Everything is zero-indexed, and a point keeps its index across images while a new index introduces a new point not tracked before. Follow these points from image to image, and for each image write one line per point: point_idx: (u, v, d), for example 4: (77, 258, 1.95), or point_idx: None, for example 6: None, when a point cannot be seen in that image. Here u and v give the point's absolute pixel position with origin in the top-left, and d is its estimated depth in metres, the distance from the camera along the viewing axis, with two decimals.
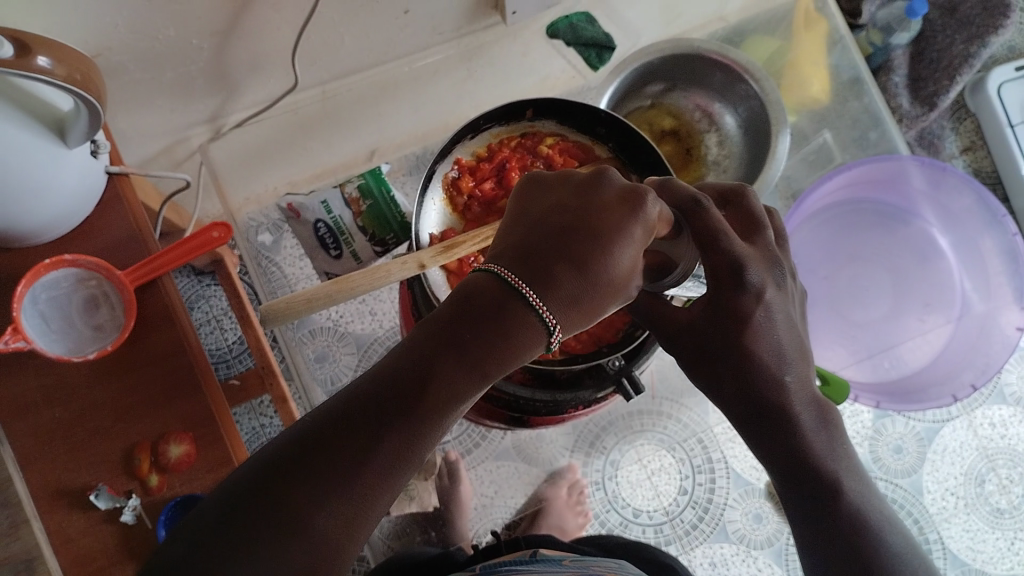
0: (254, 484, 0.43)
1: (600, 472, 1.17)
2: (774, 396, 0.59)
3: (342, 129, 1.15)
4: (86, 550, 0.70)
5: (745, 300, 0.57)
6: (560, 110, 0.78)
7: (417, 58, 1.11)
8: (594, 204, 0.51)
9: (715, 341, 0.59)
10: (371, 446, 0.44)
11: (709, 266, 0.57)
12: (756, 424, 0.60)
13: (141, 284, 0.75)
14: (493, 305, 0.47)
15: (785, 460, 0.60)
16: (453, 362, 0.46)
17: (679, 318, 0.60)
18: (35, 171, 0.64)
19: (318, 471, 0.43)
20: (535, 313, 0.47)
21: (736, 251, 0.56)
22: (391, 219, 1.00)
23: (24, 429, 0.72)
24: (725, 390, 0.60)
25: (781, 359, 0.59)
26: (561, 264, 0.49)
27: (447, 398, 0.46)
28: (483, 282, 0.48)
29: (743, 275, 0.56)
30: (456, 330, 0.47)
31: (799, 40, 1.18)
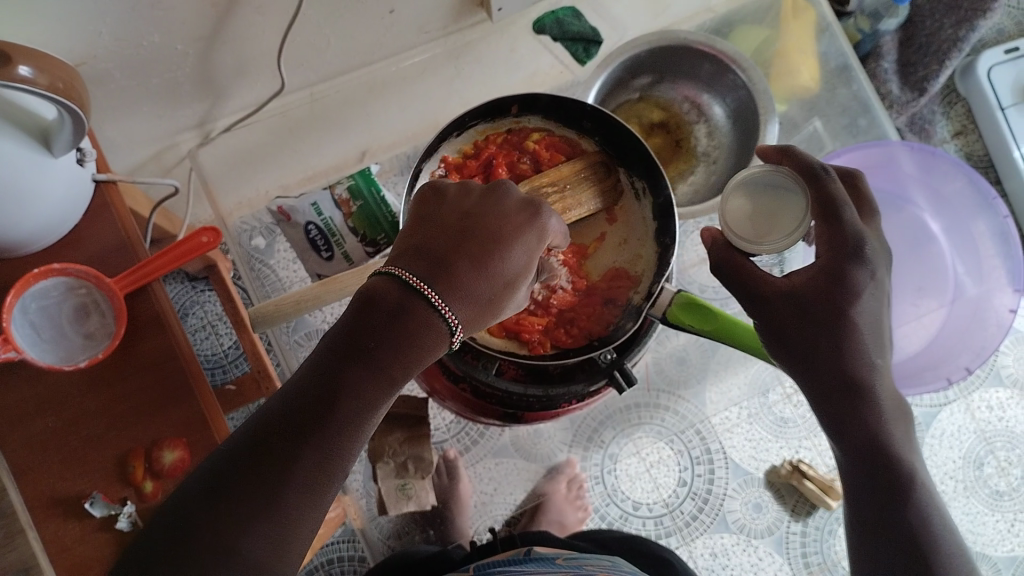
0: (194, 505, 0.47)
1: (598, 467, 1.17)
2: (863, 374, 0.62)
3: (331, 131, 1.14)
4: (82, 558, 0.70)
5: (858, 275, 0.61)
6: (545, 105, 0.77)
7: (404, 57, 1.11)
8: (492, 215, 0.56)
9: (816, 310, 0.62)
10: (297, 454, 0.48)
11: (831, 236, 0.62)
12: (836, 397, 0.63)
13: (131, 292, 0.74)
14: (396, 309, 0.51)
15: (855, 435, 0.64)
16: (365, 367, 0.50)
17: (777, 284, 0.63)
18: (20, 181, 0.64)
19: (252, 485, 0.47)
20: (435, 310, 0.51)
21: (856, 226, 0.62)
22: (381, 220, 1.00)
23: (16, 440, 0.72)
24: (813, 361, 0.63)
25: (877, 342, 0.63)
26: (460, 263, 0.53)
27: (364, 400, 0.50)
28: (385, 287, 0.52)
29: (861, 252, 0.62)
30: (362, 337, 0.51)
31: (787, 30, 1.17)
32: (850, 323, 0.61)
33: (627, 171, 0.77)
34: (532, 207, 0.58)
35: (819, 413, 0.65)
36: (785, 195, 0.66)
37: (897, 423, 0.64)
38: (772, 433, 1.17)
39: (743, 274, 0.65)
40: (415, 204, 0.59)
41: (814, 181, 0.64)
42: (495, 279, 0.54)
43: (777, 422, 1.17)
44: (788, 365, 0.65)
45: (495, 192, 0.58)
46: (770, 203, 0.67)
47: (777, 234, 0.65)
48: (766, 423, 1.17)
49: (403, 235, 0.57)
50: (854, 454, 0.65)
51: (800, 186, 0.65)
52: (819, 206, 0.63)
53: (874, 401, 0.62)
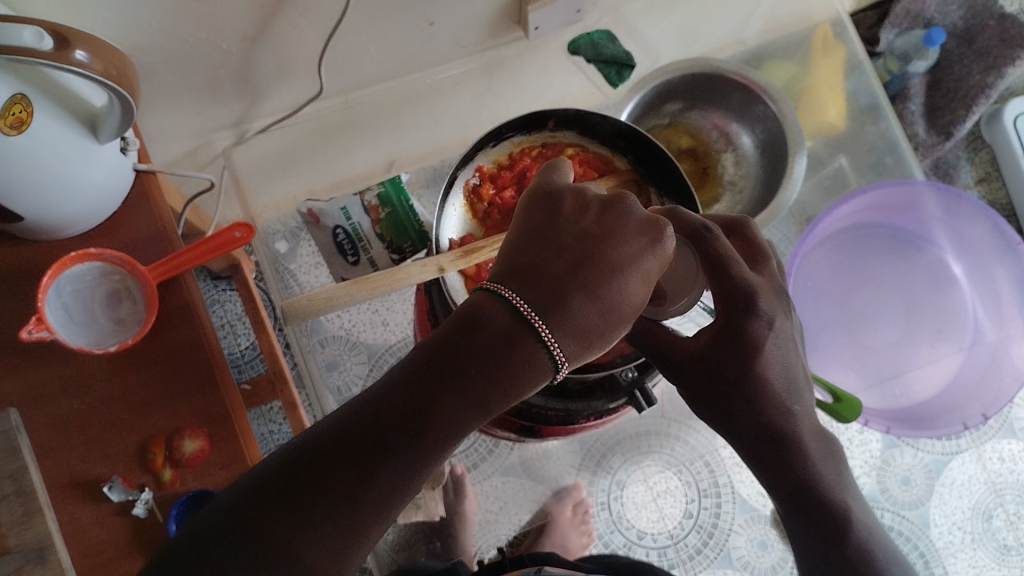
0: (268, 497, 0.46)
1: (605, 493, 1.17)
2: (784, 426, 0.61)
3: (361, 138, 1.16)
4: (95, 542, 0.71)
5: (756, 327, 0.59)
6: (582, 120, 0.75)
7: (440, 71, 1.14)
8: (615, 236, 0.51)
9: (724, 369, 0.60)
10: (374, 471, 0.46)
11: (721, 294, 0.59)
12: (760, 451, 0.63)
13: (164, 281, 0.76)
14: (501, 336, 0.48)
15: (787, 479, 0.63)
16: (458, 396, 0.47)
17: (686, 346, 0.61)
18: (66, 164, 0.66)
19: (311, 505, 0.46)
20: (545, 349, 0.48)
21: (747, 280, 0.58)
22: (408, 228, 1.01)
23: (40, 419, 0.72)
24: (732, 418, 0.62)
25: (793, 391, 0.62)
26: (578, 292, 0.49)
27: (447, 435, 0.47)
28: (490, 308, 0.48)
29: (756, 305, 0.58)
30: (460, 361, 0.47)
31: (816, 67, 1.19)
32: (759, 379, 0.60)
33: (658, 192, 0.74)
34: (655, 229, 0.52)
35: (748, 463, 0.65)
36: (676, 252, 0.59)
37: (823, 459, 0.64)
38: None
39: (657, 340, 0.62)
40: (526, 203, 0.54)
41: (698, 241, 0.57)
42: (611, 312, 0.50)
43: None
44: (713, 421, 0.64)
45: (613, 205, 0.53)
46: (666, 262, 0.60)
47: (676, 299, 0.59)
48: None
49: (515, 242, 0.52)
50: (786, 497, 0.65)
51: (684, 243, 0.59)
52: (708, 265, 0.58)
53: (799, 449, 0.62)
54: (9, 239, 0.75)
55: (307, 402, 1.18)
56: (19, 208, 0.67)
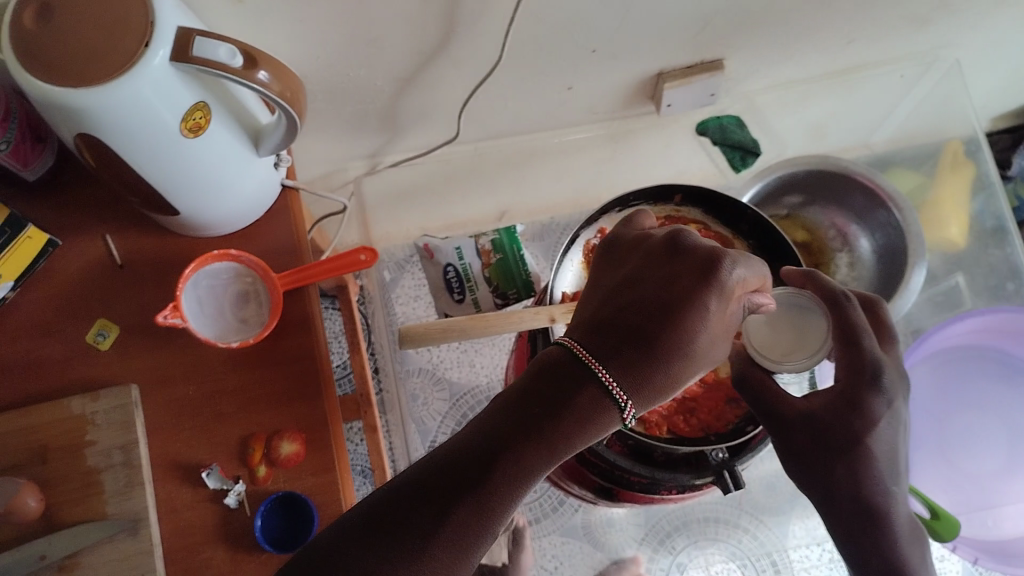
0: (353, 532, 0.49)
1: (664, 572, 1.16)
2: (879, 501, 0.62)
3: (486, 187, 1.23)
4: (185, 523, 0.75)
5: (875, 402, 0.62)
6: (709, 199, 0.77)
7: (568, 133, 1.17)
8: (668, 283, 0.56)
9: (833, 434, 0.62)
10: (449, 509, 0.49)
11: (848, 363, 0.64)
12: (851, 524, 0.63)
13: (290, 290, 0.81)
14: (564, 380, 0.53)
15: (872, 556, 0.63)
16: (524, 436, 0.51)
17: (796, 405, 0.65)
18: (225, 169, 0.71)
19: (393, 546, 0.48)
20: (606, 390, 0.52)
21: (875, 355, 0.63)
22: (516, 276, 1.05)
23: (158, 399, 0.78)
24: (829, 484, 0.63)
25: (894, 472, 0.63)
26: (631, 342, 0.54)
27: (519, 475, 0.50)
28: (557, 357, 0.54)
29: (880, 379, 0.63)
30: (527, 405, 0.52)
31: (943, 180, 1.19)
32: (867, 451, 0.62)
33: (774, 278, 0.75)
34: (711, 267, 0.56)
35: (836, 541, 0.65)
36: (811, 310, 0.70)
37: (911, 546, 0.63)
38: None
39: (768, 393, 0.66)
40: (595, 266, 0.62)
41: (836, 307, 0.66)
42: (666, 352, 0.54)
43: None
44: (806, 488, 0.65)
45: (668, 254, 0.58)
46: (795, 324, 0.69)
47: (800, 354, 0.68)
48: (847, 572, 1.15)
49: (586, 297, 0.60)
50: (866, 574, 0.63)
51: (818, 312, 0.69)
52: (839, 332, 0.65)
53: (890, 527, 0.62)
54: (163, 232, 0.82)
55: (387, 429, 1.21)
56: (179, 202, 0.73)
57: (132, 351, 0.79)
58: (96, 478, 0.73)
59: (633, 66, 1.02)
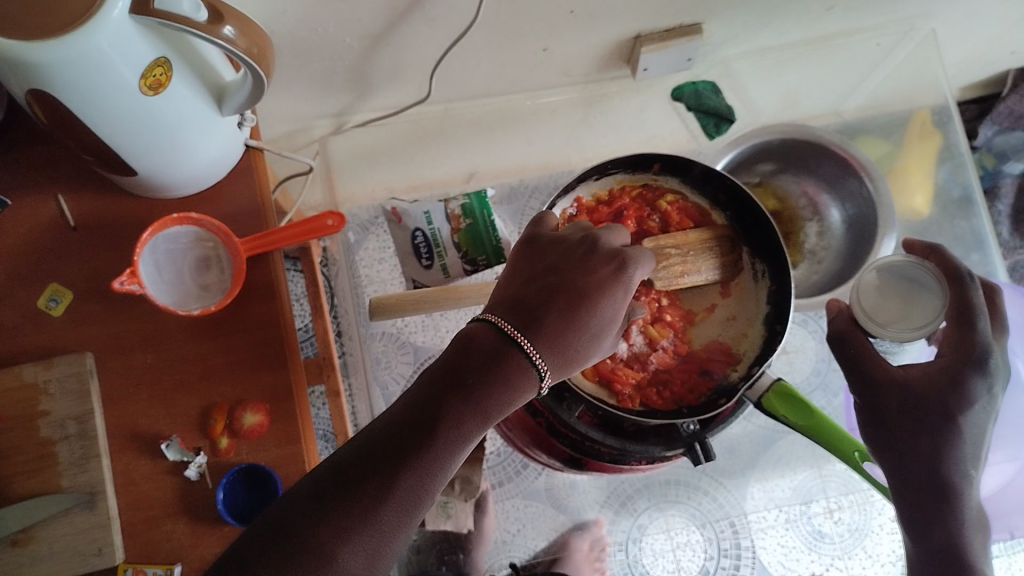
0: (299, 509, 0.49)
1: (625, 534, 1.17)
2: (957, 481, 0.66)
3: (452, 147, 1.19)
4: (144, 495, 0.72)
5: (974, 386, 0.68)
6: (687, 169, 0.75)
7: (542, 95, 1.15)
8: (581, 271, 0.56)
9: (924, 406, 0.68)
10: (394, 477, 0.50)
11: (957, 344, 0.71)
12: (922, 496, 0.67)
13: (253, 255, 0.78)
14: (490, 353, 0.53)
15: (937, 534, 0.66)
16: (462, 405, 0.52)
17: (895, 374, 0.71)
18: (186, 128, 0.68)
19: (344, 513, 0.49)
20: (529, 358, 0.53)
21: (985, 338, 0.71)
22: (486, 243, 1.03)
23: (113, 368, 0.75)
24: (910, 454, 0.68)
25: (974, 456, 0.68)
26: (550, 319, 0.54)
27: (457, 440, 0.51)
28: (482, 333, 0.54)
29: (983, 367, 0.69)
30: (460, 376, 0.52)
31: (910, 149, 1.20)
32: (957, 429, 0.67)
33: (751, 251, 0.73)
34: (620, 266, 0.57)
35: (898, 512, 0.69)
36: (920, 291, 0.81)
37: (976, 535, 0.67)
38: (807, 545, 1.16)
39: (865, 352, 0.75)
40: (516, 252, 0.61)
41: (958, 283, 0.75)
42: (582, 329, 0.55)
43: (813, 534, 1.17)
44: (883, 459, 0.70)
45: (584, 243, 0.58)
46: (907, 294, 0.82)
47: (901, 324, 0.80)
48: (803, 532, 1.17)
49: (503, 277, 0.59)
50: (931, 552, 0.67)
51: (934, 286, 0.79)
52: (956, 306, 0.74)
53: (960, 507, 0.66)
54: (119, 193, 0.78)
55: (351, 393, 1.19)
56: (136, 163, 0.69)
57: (85, 318, 0.75)
58: (50, 450, 0.71)
59: (610, 29, 0.99)
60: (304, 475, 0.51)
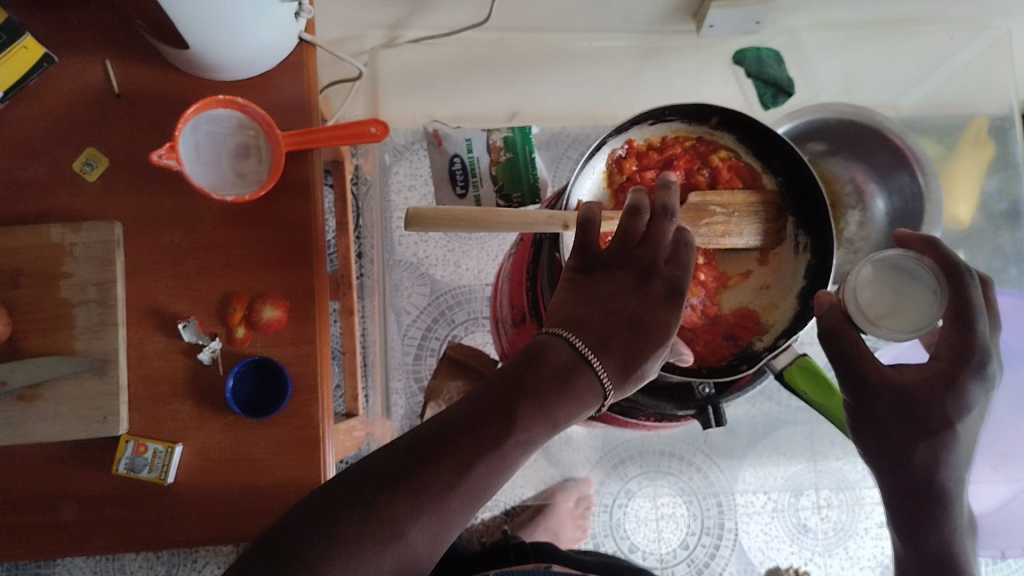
0: (370, 488, 0.46)
1: (611, 496, 1.17)
2: (950, 487, 0.62)
3: (497, 80, 1.16)
4: (155, 372, 0.72)
5: (973, 386, 0.62)
6: (746, 128, 0.73)
7: (600, 39, 1.14)
8: (635, 298, 0.52)
9: (923, 411, 0.61)
10: (463, 472, 0.46)
11: (957, 345, 0.63)
12: (914, 502, 0.62)
13: (292, 151, 0.76)
14: (561, 370, 0.48)
15: (930, 539, 0.63)
16: (536, 410, 0.47)
17: (890, 375, 0.62)
18: (242, 6, 0.65)
19: (418, 489, 0.45)
20: (598, 379, 0.49)
21: (985, 340, 0.64)
22: (523, 180, 1.01)
23: (141, 241, 0.74)
24: (904, 461, 0.62)
25: (967, 458, 0.62)
26: (615, 340, 0.50)
27: (531, 440, 0.47)
28: (556, 345, 0.49)
29: (982, 368, 0.62)
30: (534, 382, 0.48)
31: (962, 155, 1.14)
32: (955, 435, 0.61)
33: (796, 221, 0.72)
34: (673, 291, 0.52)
35: (885, 509, 0.65)
36: (909, 282, 0.73)
37: (964, 539, 0.64)
38: (789, 536, 1.16)
39: (856, 353, 0.64)
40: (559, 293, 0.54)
41: (957, 283, 0.67)
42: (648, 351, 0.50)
43: (797, 527, 1.17)
44: (871, 457, 0.64)
45: (635, 272, 0.53)
46: (898, 284, 0.73)
47: (891, 321, 0.71)
48: (787, 523, 1.17)
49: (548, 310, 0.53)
50: (921, 559, 0.63)
51: (926, 279, 0.71)
52: (955, 308, 0.66)
53: (951, 512, 0.63)
54: (168, 67, 0.77)
55: (364, 314, 1.19)
56: (189, 35, 0.67)
57: (118, 187, 0.75)
58: (68, 313, 0.70)
59: None
60: (369, 452, 0.48)
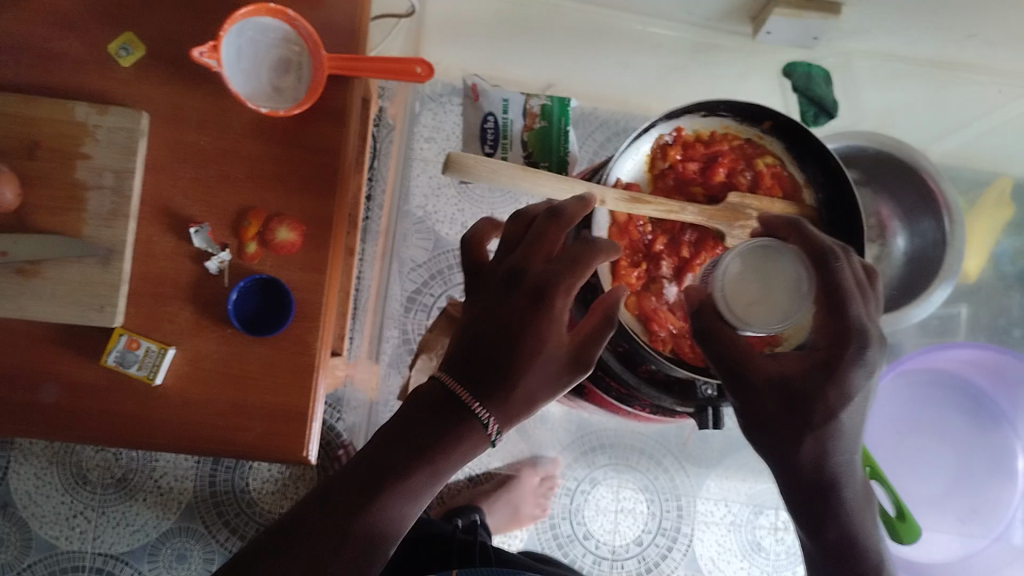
0: (263, 553, 0.47)
1: (575, 482, 1.18)
2: (839, 473, 0.56)
3: (540, 48, 1.13)
4: (159, 271, 0.70)
5: (856, 368, 0.55)
6: (797, 138, 0.71)
7: (653, 24, 1.10)
8: (502, 307, 0.53)
9: (801, 399, 0.55)
10: (350, 522, 0.48)
11: (831, 330, 0.56)
12: (808, 497, 0.56)
13: (334, 76, 0.74)
14: (437, 412, 0.51)
15: (828, 531, 0.56)
16: (413, 455, 0.50)
17: (767, 368, 0.56)
18: None
19: (310, 547, 0.47)
20: (477, 418, 0.51)
21: (863, 322, 0.56)
22: (553, 151, 0.98)
23: (166, 138, 0.72)
24: (792, 459, 0.55)
25: (856, 437, 0.56)
26: (488, 365, 0.52)
27: (414, 487, 0.49)
28: (429, 394, 0.52)
29: (864, 346, 0.55)
30: (413, 430, 0.51)
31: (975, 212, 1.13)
32: (840, 426, 0.54)
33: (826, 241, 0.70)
34: (544, 295, 0.53)
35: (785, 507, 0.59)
36: (775, 264, 0.63)
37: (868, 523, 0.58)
38: (741, 551, 1.17)
39: (736, 350, 0.58)
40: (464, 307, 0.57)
41: (822, 266, 0.58)
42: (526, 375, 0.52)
43: (751, 544, 1.17)
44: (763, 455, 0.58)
45: (508, 277, 0.54)
46: (762, 266, 0.63)
47: (760, 311, 0.61)
48: (741, 538, 1.17)
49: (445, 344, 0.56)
50: (826, 551, 0.57)
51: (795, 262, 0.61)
52: (825, 295, 0.57)
53: (843, 500, 0.56)
54: None
55: (364, 257, 1.17)
56: None
57: (152, 78, 0.72)
58: (80, 196, 0.69)
59: None
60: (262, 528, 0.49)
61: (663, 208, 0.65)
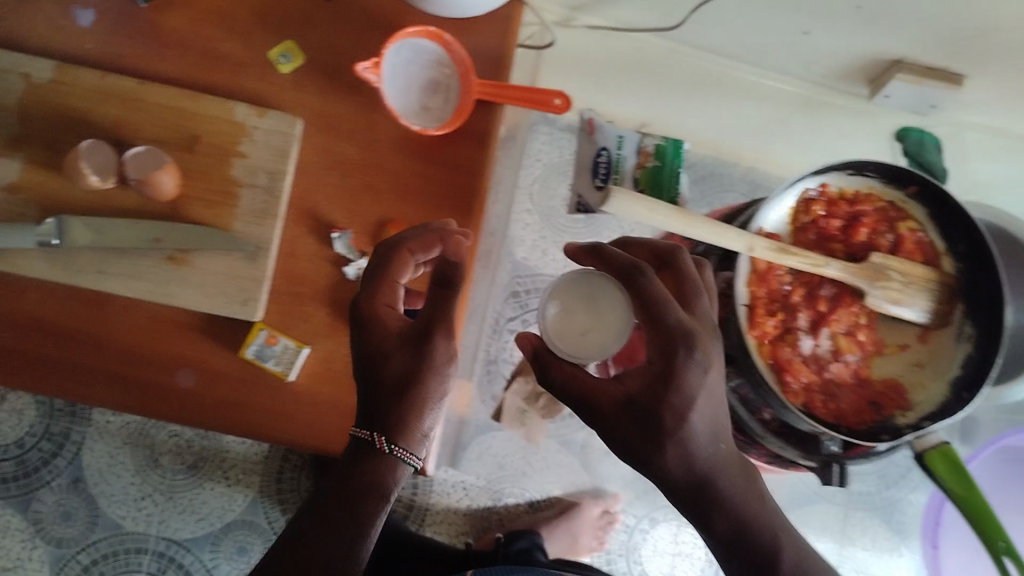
0: None
1: (635, 519, 1.17)
2: (718, 473, 0.56)
3: (650, 88, 1.14)
4: (298, 271, 0.73)
5: (679, 355, 0.56)
6: (942, 205, 0.71)
7: (771, 77, 1.12)
8: (362, 344, 0.61)
9: (645, 408, 0.56)
10: (304, 536, 0.54)
11: (645, 330, 0.58)
12: (708, 511, 0.56)
13: (483, 100, 0.76)
14: (354, 451, 0.59)
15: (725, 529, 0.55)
16: (344, 481, 0.57)
17: (612, 391, 0.57)
18: None
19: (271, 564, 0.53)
20: (389, 452, 0.58)
21: (685, 323, 0.57)
22: (665, 190, 0.97)
23: (317, 144, 0.74)
24: (672, 476, 0.56)
25: (716, 429, 0.57)
26: (381, 394, 0.59)
27: (362, 513, 0.56)
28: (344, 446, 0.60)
29: (678, 337, 0.56)
30: (340, 470, 0.58)
31: None
32: (690, 426, 0.56)
33: (965, 311, 0.71)
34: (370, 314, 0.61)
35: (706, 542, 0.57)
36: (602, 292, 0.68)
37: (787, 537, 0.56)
38: None
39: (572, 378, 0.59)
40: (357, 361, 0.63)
41: (629, 280, 0.60)
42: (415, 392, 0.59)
43: None
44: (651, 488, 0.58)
45: (363, 323, 0.61)
46: (588, 292, 0.69)
47: (591, 338, 0.67)
48: None
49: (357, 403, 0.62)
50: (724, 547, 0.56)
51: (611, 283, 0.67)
52: (641, 306, 0.58)
53: (735, 506, 0.56)
54: None
55: None
56: None
57: (309, 85, 0.75)
58: (234, 192, 0.71)
59: (875, 43, 0.96)
60: None
61: (814, 261, 0.68)
